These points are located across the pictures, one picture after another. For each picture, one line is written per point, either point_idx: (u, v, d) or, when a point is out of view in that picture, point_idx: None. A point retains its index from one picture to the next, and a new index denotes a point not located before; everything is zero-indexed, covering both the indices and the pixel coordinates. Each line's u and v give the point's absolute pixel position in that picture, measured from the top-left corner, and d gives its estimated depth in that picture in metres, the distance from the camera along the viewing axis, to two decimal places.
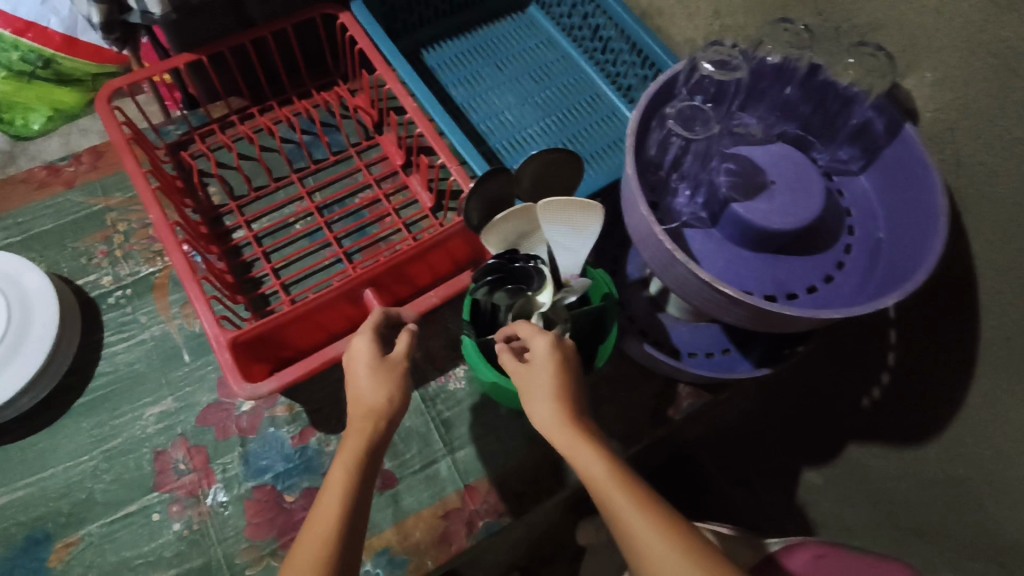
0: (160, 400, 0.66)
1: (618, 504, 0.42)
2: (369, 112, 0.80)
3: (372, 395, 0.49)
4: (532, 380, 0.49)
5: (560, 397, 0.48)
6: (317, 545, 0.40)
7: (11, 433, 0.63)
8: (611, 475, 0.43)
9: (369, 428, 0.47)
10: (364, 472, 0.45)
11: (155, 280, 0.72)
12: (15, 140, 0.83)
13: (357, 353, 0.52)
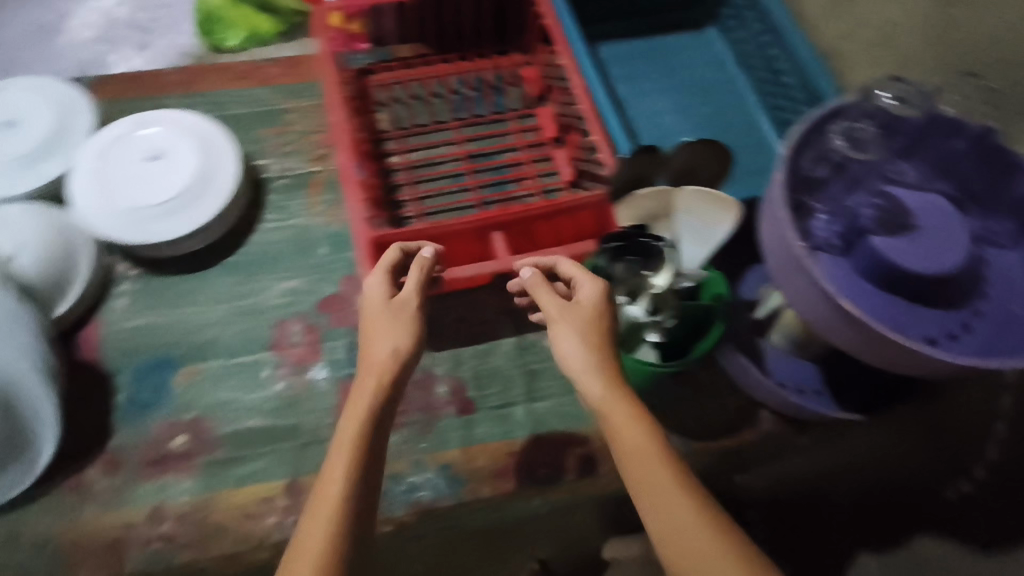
0: (294, 277, 0.73)
1: (642, 471, 0.48)
2: (535, 85, 0.85)
3: (385, 346, 0.54)
4: (578, 321, 0.55)
5: (589, 341, 0.54)
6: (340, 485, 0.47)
7: (168, 268, 0.72)
8: (640, 439, 0.49)
9: (380, 381, 0.52)
10: (382, 410, 0.51)
11: (313, 177, 0.78)
12: (212, 51, 0.93)
13: (369, 301, 0.57)
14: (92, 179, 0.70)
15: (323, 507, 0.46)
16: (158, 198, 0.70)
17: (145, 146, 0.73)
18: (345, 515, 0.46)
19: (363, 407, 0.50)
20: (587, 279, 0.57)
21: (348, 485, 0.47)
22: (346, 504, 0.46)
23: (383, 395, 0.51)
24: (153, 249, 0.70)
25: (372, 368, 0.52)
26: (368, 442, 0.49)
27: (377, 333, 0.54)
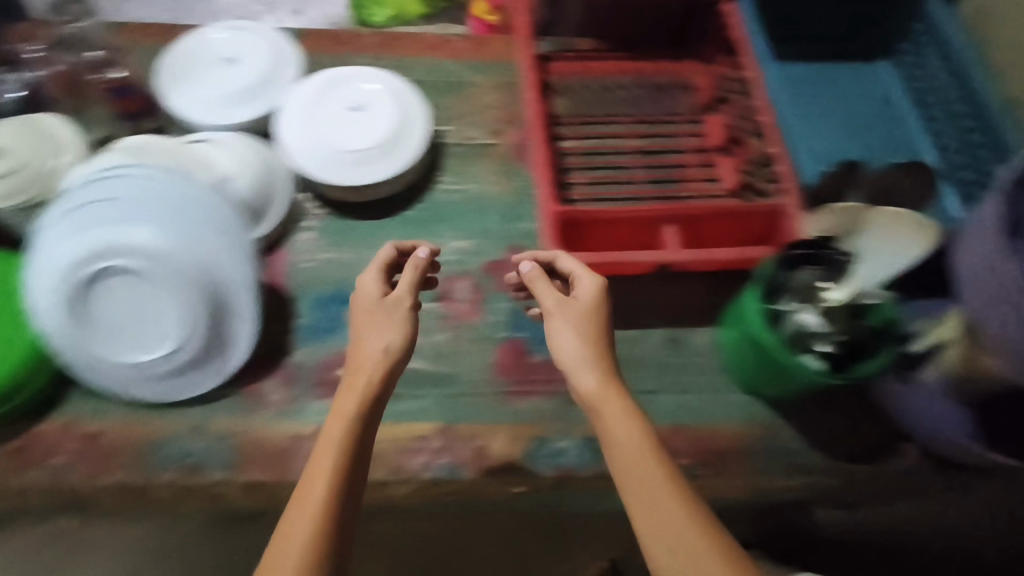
0: (466, 238, 0.78)
1: (633, 469, 0.51)
2: (704, 92, 0.86)
3: (374, 345, 0.58)
4: (576, 316, 0.59)
5: (584, 335, 0.58)
6: (327, 472, 0.51)
7: (353, 212, 0.78)
8: (635, 434, 0.52)
9: (371, 370, 0.56)
10: (370, 397, 0.55)
11: (489, 150, 0.83)
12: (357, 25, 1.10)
13: (363, 295, 0.61)
14: (301, 121, 0.76)
15: (315, 485, 0.50)
16: (352, 145, 0.75)
17: (349, 98, 0.78)
18: (335, 500, 0.50)
19: (356, 394, 0.55)
20: (586, 276, 0.61)
21: (336, 474, 0.50)
22: (337, 491, 0.50)
23: (371, 391, 0.55)
24: (341, 191, 0.76)
25: (361, 362, 0.56)
26: (352, 442, 0.52)
27: (367, 333, 0.58)
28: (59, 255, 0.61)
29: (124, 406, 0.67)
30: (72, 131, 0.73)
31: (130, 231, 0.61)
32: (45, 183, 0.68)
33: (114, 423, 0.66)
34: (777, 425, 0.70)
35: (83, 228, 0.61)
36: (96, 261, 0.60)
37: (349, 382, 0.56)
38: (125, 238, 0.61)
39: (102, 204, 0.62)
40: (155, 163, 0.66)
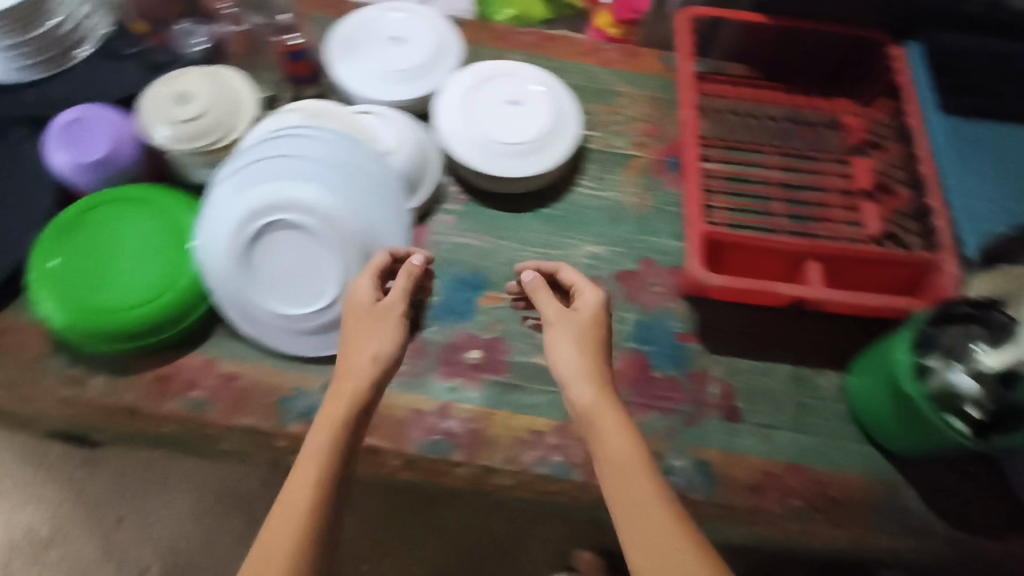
0: (598, 244, 0.79)
1: (626, 487, 0.48)
2: (855, 133, 0.85)
3: (367, 350, 0.56)
4: (571, 325, 0.57)
5: (584, 348, 0.56)
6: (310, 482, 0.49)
7: (493, 202, 0.80)
8: (628, 448, 0.50)
9: (362, 370, 0.55)
10: (358, 404, 0.54)
11: (629, 161, 0.84)
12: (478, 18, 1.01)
13: (356, 300, 0.59)
14: (458, 107, 0.78)
15: (296, 493, 0.49)
16: (505, 138, 0.76)
17: (506, 92, 0.79)
18: (320, 504, 0.48)
19: (347, 392, 0.53)
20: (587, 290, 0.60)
21: (321, 480, 0.49)
22: (321, 492, 0.49)
23: (359, 398, 0.54)
24: (487, 180, 0.77)
25: (351, 365, 0.55)
26: (337, 450, 0.51)
27: (362, 336, 0.56)
28: (232, 204, 0.64)
29: (262, 354, 0.70)
30: (250, 87, 0.76)
31: (298, 187, 0.64)
32: (213, 131, 0.72)
33: (252, 368, 0.69)
34: (899, 482, 0.68)
35: (257, 180, 0.64)
36: (265, 213, 0.63)
37: (338, 383, 0.54)
38: (292, 193, 0.64)
39: (277, 160, 0.65)
40: (328, 130, 0.69)
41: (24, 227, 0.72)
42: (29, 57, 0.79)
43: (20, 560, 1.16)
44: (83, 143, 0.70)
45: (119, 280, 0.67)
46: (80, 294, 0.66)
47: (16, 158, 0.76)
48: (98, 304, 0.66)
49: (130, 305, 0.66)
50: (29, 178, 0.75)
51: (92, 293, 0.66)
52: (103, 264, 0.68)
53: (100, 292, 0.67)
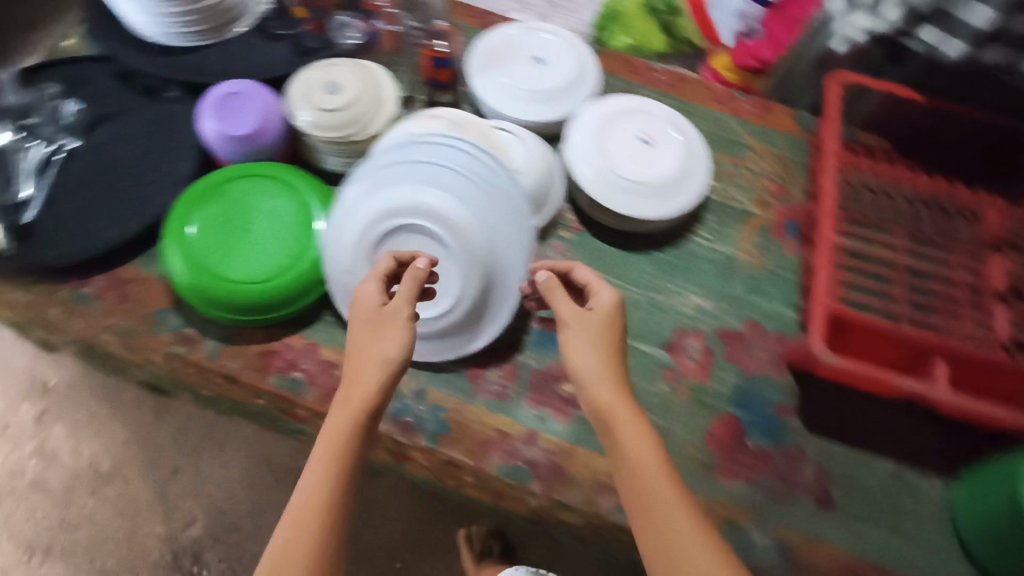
0: (704, 296, 0.75)
1: (652, 498, 0.50)
2: (995, 227, 0.80)
3: (373, 355, 0.55)
4: (586, 329, 0.57)
5: (602, 350, 0.56)
6: (317, 488, 0.51)
7: (607, 236, 0.78)
8: (653, 458, 0.52)
9: (371, 378, 0.54)
10: (361, 409, 0.54)
11: (748, 217, 0.80)
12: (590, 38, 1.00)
13: (363, 303, 0.57)
14: (592, 135, 0.77)
15: (303, 498, 0.51)
16: (632, 176, 0.75)
17: (641, 130, 0.79)
18: (331, 506, 0.51)
19: (355, 401, 0.54)
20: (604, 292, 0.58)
21: (328, 487, 0.51)
22: (333, 495, 0.51)
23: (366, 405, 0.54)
24: (607, 213, 0.76)
25: (359, 373, 0.54)
26: (344, 455, 0.52)
27: (366, 342, 0.56)
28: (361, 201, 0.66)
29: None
30: (393, 88, 0.78)
31: (425, 194, 0.65)
32: (353, 124, 0.75)
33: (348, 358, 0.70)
34: None
35: (386, 183, 0.66)
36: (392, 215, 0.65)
37: (347, 389, 0.54)
38: (419, 199, 0.65)
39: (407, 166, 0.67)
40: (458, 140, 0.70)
41: (163, 186, 0.76)
42: (196, 29, 0.83)
43: (80, 491, 1.21)
44: (234, 117, 0.73)
45: (248, 253, 0.70)
46: (210, 259, 0.69)
47: (167, 121, 0.81)
48: (225, 272, 0.68)
49: (255, 279, 0.68)
50: (176, 141, 0.79)
51: (221, 260, 0.69)
52: (236, 234, 0.71)
53: (228, 260, 0.69)
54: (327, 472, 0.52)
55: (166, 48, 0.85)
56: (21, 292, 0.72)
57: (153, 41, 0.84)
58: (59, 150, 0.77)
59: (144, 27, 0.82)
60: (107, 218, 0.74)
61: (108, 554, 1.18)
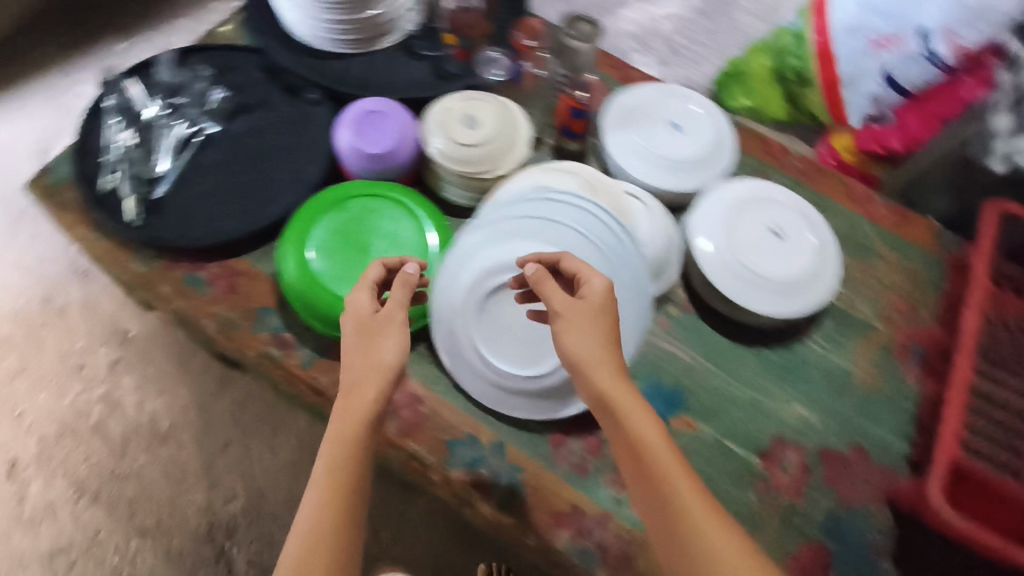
0: (809, 407, 0.71)
1: (675, 502, 0.49)
2: None
3: (373, 361, 0.58)
4: (580, 318, 0.55)
5: (600, 339, 0.54)
6: (321, 503, 0.52)
7: (718, 323, 0.74)
8: (667, 456, 0.51)
9: (371, 386, 0.57)
10: (357, 418, 0.56)
11: (869, 330, 0.75)
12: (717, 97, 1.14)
13: (358, 313, 0.59)
14: (722, 215, 0.74)
15: (306, 515, 0.52)
16: (758, 269, 0.71)
17: (772, 220, 0.75)
18: (334, 518, 0.52)
19: (359, 408, 0.56)
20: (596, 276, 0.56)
21: (331, 503, 0.52)
22: (337, 506, 0.52)
23: (366, 413, 0.56)
24: (723, 299, 0.72)
25: (360, 382, 0.57)
26: (346, 467, 0.54)
27: (368, 351, 0.58)
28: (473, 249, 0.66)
29: (447, 386, 0.69)
30: (529, 134, 0.77)
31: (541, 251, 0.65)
32: (483, 165, 0.74)
33: (434, 395, 0.69)
34: None
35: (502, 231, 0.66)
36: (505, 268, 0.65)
37: (348, 395, 0.56)
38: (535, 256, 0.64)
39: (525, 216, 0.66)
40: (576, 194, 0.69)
41: (288, 188, 0.77)
42: (347, 36, 0.85)
43: (135, 444, 1.25)
44: (371, 135, 0.73)
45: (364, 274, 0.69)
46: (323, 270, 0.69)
47: (303, 121, 0.83)
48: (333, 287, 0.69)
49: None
50: (308, 145, 0.81)
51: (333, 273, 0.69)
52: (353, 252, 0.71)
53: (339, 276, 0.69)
54: (331, 487, 0.53)
55: (316, 52, 0.87)
56: (138, 263, 0.74)
57: (306, 42, 0.87)
58: (199, 133, 0.80)
59: (299, 27, 0.85)
60: (232, 210, 0.76)
61: (148, 511, 1.21)
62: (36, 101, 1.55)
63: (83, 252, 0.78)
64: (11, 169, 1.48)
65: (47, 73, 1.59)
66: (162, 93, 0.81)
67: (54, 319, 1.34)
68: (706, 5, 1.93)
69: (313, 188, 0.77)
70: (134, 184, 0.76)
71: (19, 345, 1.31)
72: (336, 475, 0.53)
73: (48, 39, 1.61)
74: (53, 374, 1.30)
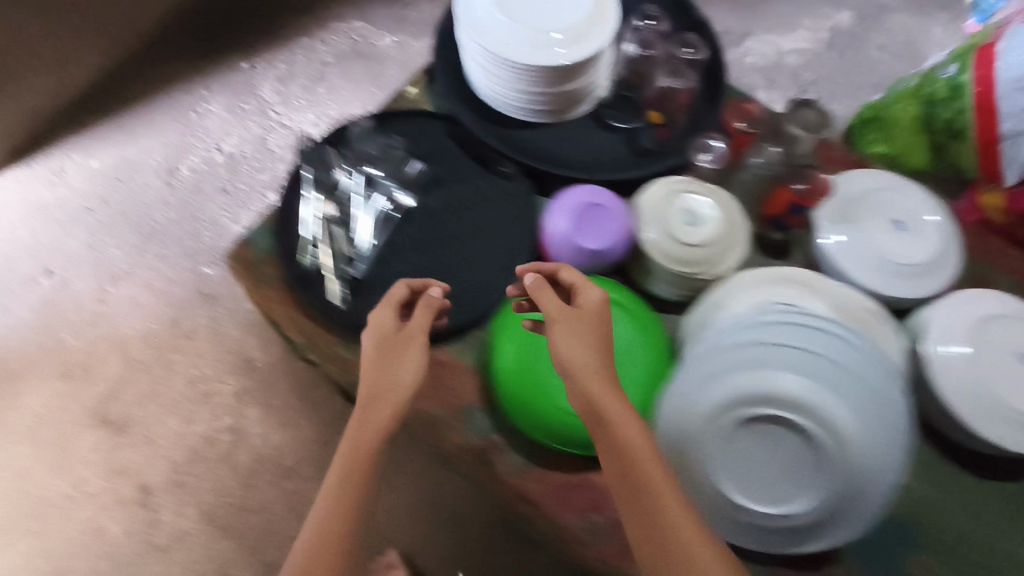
0: None
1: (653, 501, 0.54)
2: None
3: (390, 373, 0.64)
4: (574, 329, 0.60)
5: (593, 348, 0.60)
6: (332, 506, 0.59)
7: (950, 454, 0.75)
8: (647, 456, 0.55)
9: (387, 399, 0.63)
10: (371, 426, 0.61)
11: None
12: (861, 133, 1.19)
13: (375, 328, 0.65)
14: (968, 335, 0.70)
15: (317, 517, 0.59)
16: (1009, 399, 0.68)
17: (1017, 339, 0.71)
18: (342, 523, 0.58)
19: (376, 419, 0.62)
20: (590, 291, 0.61)
21: (338, 510, 0.59)
22: (347, 511, 0.59)
23: (381, 422, 0.62)
24: (956, 426, 0.72)
25: (378, 396, 0.63)
26: (356, 474, 0.60)
27: (385, 364, 0.64)
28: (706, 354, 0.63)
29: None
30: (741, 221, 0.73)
31: (775, 377, 0.60)
32: (703, 263, 0.70)
33: None
34: None
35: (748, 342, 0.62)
36: (740, 393, 0.61)
37: (367, 410, 0.62)
38: (768, 383, 0.60)
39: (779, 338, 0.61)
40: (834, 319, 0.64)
41: (491, 275, 0.76)
42: (537, 102, 0.81)
43: (262, 477, 1.25)
44: (595, 232, 0.70)
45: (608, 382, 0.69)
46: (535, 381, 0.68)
47: (499, 198, 0.80)
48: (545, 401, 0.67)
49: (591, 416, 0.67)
50: (507, 226, 0.78)
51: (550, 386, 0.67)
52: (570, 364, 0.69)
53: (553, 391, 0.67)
54: (341, 491, 0.59)
55: (505, 119, 0.85)
56: (343, 346, 0.73)
57: (499, 108, 0.84)
58: (397, 207, 0.78)
59: (495, 94, 0.82)
60: (436, 297, 0.74)
61: (271, 547, 1.21)
62: (164, 118, 1.56)
63: (280, 328, 0.77)
64: (141, 186, 1.49)
65: (174, 90, 1.59)
66: (360, 164, 0.79)
67: (182, 343, 1.35)
68: (836, 39, 1.89)
69: (516, 276, 0.75)
70: (338, 264, 0.74)
71: (150, 369, 1.32)
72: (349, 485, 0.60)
73: (176, 56, 1.62)
74: (182, 399, 1.30)
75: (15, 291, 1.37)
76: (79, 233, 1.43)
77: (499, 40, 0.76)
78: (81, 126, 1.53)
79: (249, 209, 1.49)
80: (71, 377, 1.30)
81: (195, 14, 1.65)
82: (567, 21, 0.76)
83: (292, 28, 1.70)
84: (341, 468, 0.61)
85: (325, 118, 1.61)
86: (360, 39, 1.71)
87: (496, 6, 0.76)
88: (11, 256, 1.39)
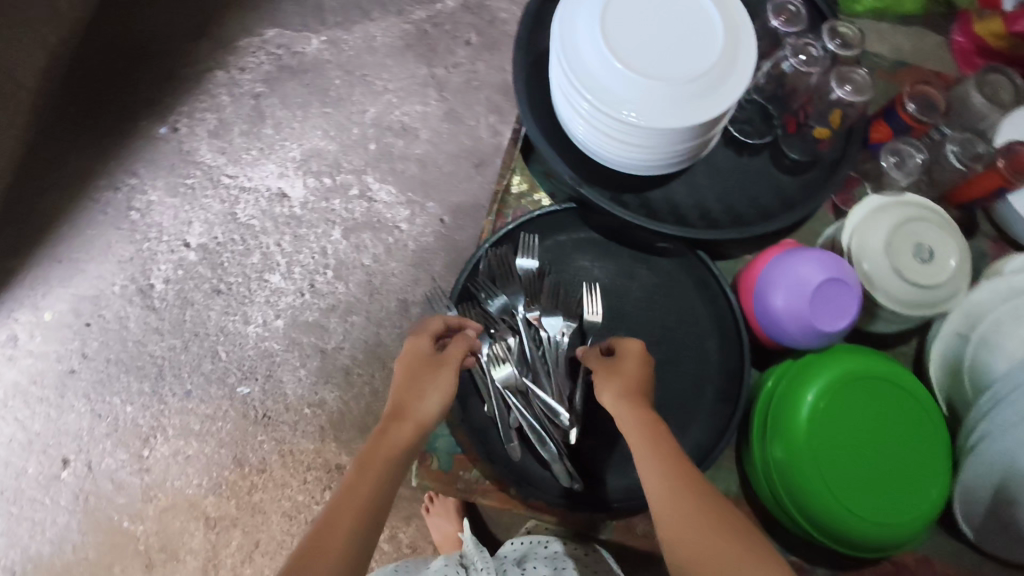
0: None
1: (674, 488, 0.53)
2: None
3: (422, 398, 0.59)
4: (615, 368, 0.61)
5: (630, 383, 0.60)
6: (344, 513, 0.52)
7: None
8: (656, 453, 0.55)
9: (410, 424, 0.58)
10: (393, 452, 0.57)
11: None
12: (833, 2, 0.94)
13: (414, 353, 0.62)
14: None
15: (328, 524, 0.52)
16: None
17: None
18: (354, 530, 0.51)
19: (406, 434, 0.57)
20: (628, 342, 0.63)
21: (351, 516, 0.52)
22: (359, 516, 0.52)
23: (410, 444, 0.58)
24: None
25: (400, 418, 0.58)
26: (378, 483, 0.55)
27: (415, 390, 0.60)
28: (1010, 434, 0.62)
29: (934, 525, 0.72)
30: (941, 214, 0.65)
31: None
32: (942, 303, 0.64)
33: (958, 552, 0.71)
34: None
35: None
36: None
37: (393, 422, 0.58)
38: None
39: None
40: None
41: (707, 383, 0.71)
42: (678, 159, 0.67)
43: (379, 564, 1.12)
44: (829, 310, 0.61)
45: (907, 475, 0.63)
46: (866, 478, 0.63)
47: (676, 284, 0.73)
48: (859, 496, 0.62)
49: (916, 510, 0.63)
50: (695, 320, 0.72)
51: (877, 487, 0.63)
52: (869, 443, 0.64)
53: (868, 479, 0.63)
54: (356, 500, 0.53)
55: (639, 182, 0.72)
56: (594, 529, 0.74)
57: (627, 171, 0.70)
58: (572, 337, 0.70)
59: (625, 159, 0.67)
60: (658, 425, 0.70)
61: None
62: (101, 231, 1.27)
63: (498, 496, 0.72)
64: (117, 321, 1.24)
65: (95, 192, 1.29)
66: (511, 304, 0.70)
67: (259, 481, 1.19)
68: None
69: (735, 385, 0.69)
70: (547, 434, 0.67)
71: (237, 520, 1.18)
72: (358, 497, 0.53)
73: (75, 151, 1.30)
74: (288, 538, 1.17)
75: (39, 497, 1.17)
76: (76, 403, 1.21)
77: (625, 102, 0.61)
78: (11, 276, 1.24)
79: (256, 302, 1.26)
80: (156, 564, 1.16)
81: (73, 89, 1.32)
82: (700, 59, 0.62)
83: (194, 63, 1.36)
84: (354, 474, 0.55)
85: (289, 163, 1.32)
86: (283, 50, 1.37)
87: (614, 58, 0.60)
88: (11, 461, 1.18)
